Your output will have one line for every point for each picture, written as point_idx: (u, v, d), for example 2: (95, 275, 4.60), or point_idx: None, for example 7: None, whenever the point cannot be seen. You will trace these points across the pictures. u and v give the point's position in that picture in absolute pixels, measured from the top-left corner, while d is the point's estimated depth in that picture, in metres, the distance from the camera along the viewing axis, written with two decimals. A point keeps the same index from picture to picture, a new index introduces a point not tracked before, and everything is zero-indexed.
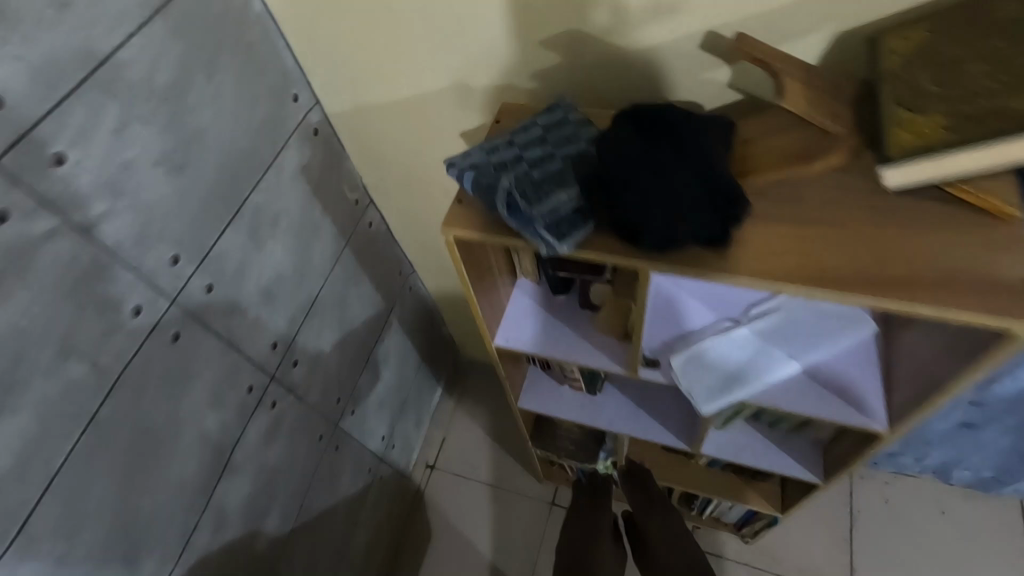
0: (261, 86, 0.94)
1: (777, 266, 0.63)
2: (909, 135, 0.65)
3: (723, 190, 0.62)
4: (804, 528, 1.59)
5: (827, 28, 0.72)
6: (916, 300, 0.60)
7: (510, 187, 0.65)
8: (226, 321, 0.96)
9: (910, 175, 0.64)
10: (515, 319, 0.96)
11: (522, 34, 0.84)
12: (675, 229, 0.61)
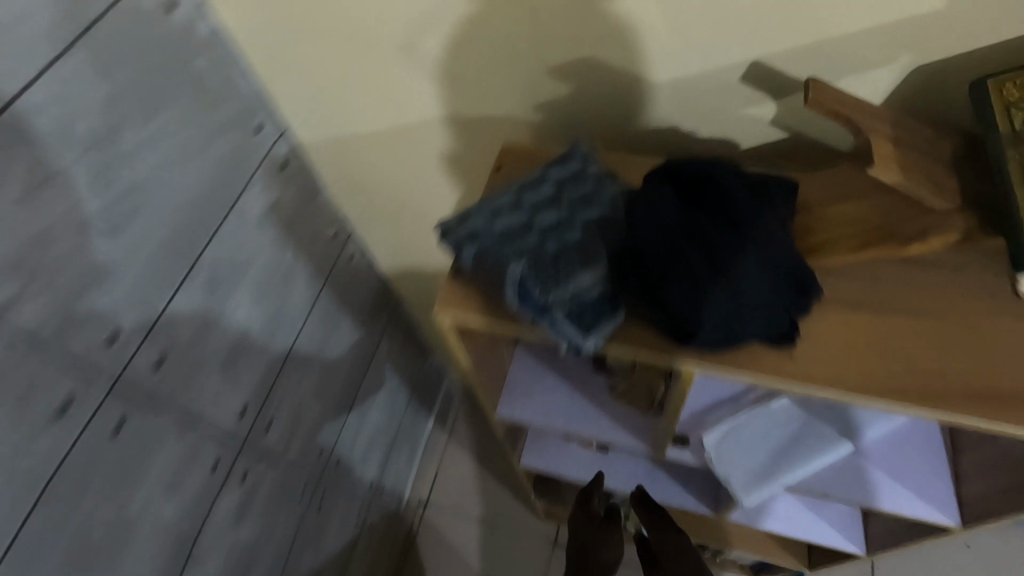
0: (216, 119, 0.80)
1: (845, 370, 0.58)
2: None
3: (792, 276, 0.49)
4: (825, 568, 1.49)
5: (892, 54, 0.63)
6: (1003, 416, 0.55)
7: (522, 271, 0.52)
8: (184, 393, 0.83)
9: None
10: (520, 380, 0.83)
11: (527, 58, 0.72)
12: (733, 329, 0.48)
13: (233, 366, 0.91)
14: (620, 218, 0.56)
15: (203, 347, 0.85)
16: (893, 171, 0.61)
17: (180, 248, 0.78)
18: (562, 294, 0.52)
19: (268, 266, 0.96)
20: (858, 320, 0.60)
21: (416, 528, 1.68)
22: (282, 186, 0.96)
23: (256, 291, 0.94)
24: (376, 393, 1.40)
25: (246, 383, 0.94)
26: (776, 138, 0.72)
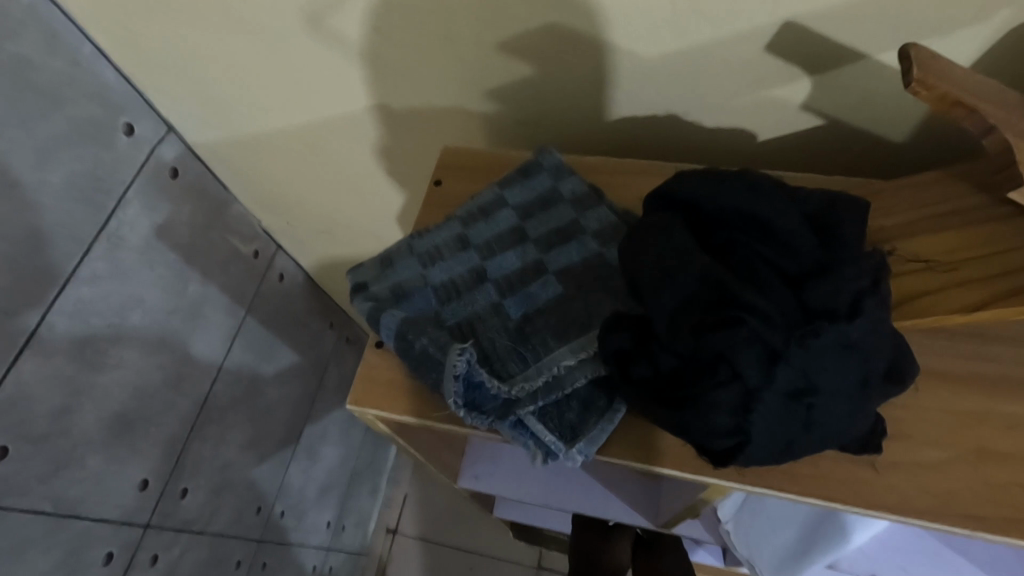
0: (55, 123, 0.61)
1: (926, 484, 0.41)
2: None
3: (876, 360, 0.34)
4: None
5: (986, 22, 0.43)
6: None
7: (470, 363, 0.37)
8: (49, 484, 0.64)
9: None
10: (490, 442, 0.70)
11: (467, 30, 0.54)
12: (790, 443, 0.33)
13: (124, 435, 0.72)
14: (607, 262, 0.42)
15: (72, 420, 0.66)
16: None
17: (16, 300, 0.59)
18: (526, 386, 0.37)
19: (159, 305, 0.76)
20: (923, 405, 0.44)
21: (386, 561, 1.50)
22: (173, 201, 0.76)
23: (148, 338, 0.74)
24: (326, 425, 1.22)
25: (145, 451, 0.76)
26: (801, 130, 0.54)
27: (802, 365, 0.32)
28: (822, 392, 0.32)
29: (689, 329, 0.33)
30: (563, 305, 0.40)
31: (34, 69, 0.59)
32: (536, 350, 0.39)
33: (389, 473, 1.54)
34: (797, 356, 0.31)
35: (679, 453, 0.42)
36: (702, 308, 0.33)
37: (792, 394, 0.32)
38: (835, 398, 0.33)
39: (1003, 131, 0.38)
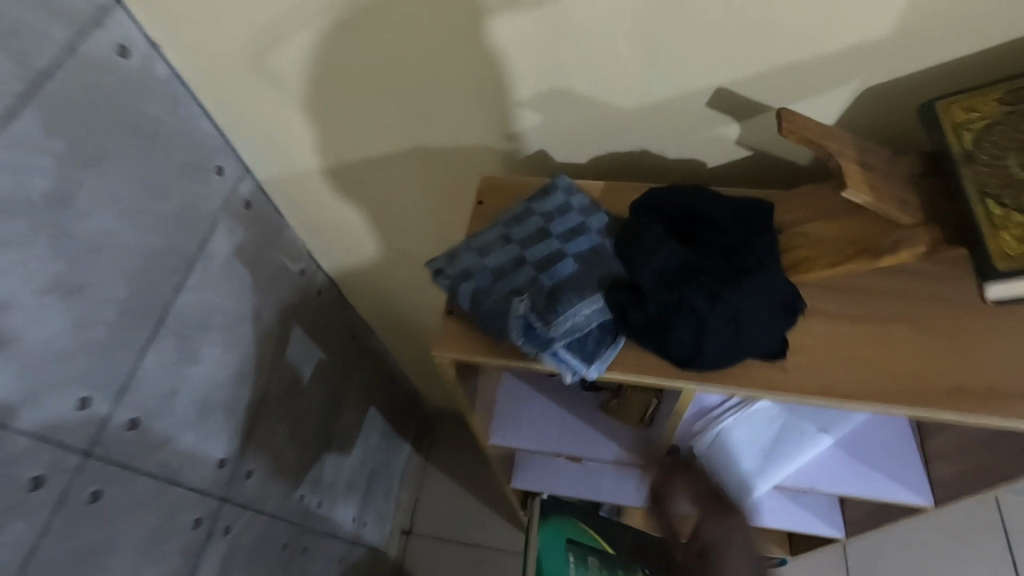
0: (173, 168, 0.76)
1: (827, 380, 0.57)
2: (1013, 235, 0.51)
3: (782, 299, 0.53)
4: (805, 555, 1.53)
5: (866, 89, 0.61)
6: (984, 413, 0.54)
7: (525, 312, 0.53)
8: (158, 455, 0.78)
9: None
10: (511, 408, 0.85)
11: (495, 94, 0.70)
12: (733, 353, 0.52)
13: (205, 420, 0.86)
14: (607, 249, 0.58)
15: (175, 404, 0.80)
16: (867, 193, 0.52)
17: (145, 306, 0.74)
18: (561, 325, 0.52)
19: (234, 312, 0.91)
20: (827, 328, 0.60)
21: (400, 560, 1.64)
22: (246, 225, 0.92)
23: (225, 339, 0.90)
24: (349, 427, 1.36)
25: (220, 435, 0.90)
26: (739, 160, 0.72)
27: (735, 301, 0.51)
28: (749, 317, 0.51)
29: (663, 284, 0.52)
30: (581, 276, 0.56)
31: (163, 127, 0.74)
32: (567, 302, 0.53)
33: (400, 477, 1.67)
34: (729, 295, 0.51)
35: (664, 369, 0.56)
36: (668, 270, 0.52)
37: (731, 319, 0.51)
38: (758, 320, 0.52)
39: (832, 156, 0.52)
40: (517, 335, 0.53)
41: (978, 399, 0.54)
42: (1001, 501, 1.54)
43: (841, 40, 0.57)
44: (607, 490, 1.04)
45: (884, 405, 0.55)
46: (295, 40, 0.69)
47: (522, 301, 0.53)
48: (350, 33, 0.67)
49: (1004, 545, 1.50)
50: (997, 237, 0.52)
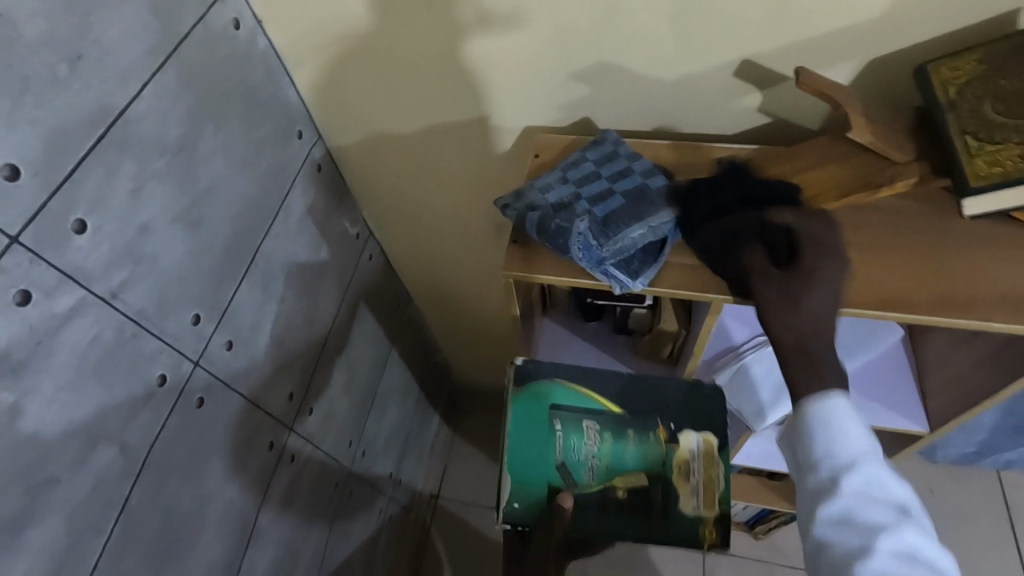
0: (266, 128, 0.88)
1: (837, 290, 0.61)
2: (986, 162, 0.57)
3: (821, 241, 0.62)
4: None
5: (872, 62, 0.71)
6: (980, 319, 0.58)
7: (583, 230, 0.63)
8: (244, 378, 0.89)
9: (989, 204, 0.59)
10: (551, 349, 0.96)
11: (549, 68, 0.82)
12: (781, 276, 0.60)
13: (279, 356, 0.98)
14: (650, 187, 0.68)
15: (257, 336, 0.91)
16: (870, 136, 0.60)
17: (240, 244, 0.85)
18: (613, 246, 0.63)
19: (304, 263, 1.03)
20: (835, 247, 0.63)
21: (430, 522, 1.73)
22: (316, 187, 1.04)
23: (296, 286, 1.01)
24: (392, 388, 1.46)
25: (290, 372, 1.01)
26: (758, 128, 0.82)
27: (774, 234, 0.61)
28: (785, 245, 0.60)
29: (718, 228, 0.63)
30: (628, 207, 0.66)
31: (260, 92, 0.86)
32: (617, 226, 0.64)
33: (431, 444, 1.77)
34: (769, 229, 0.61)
35: (698, 284, 0.64)
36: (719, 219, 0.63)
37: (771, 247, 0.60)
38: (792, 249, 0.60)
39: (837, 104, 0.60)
40: (575, 251, 0.63)
41: (967, 306, 0.59)
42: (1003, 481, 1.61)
43: (849, 19, 0.67)
44: None
45: (889, 312, 0.60)
46: (378, 16, 0.81)
47: (579, 221, 0.64)
48: (419, 11, 0.79)
49: (1006, 523, 1.56)
50: (972, 162, 0.58)
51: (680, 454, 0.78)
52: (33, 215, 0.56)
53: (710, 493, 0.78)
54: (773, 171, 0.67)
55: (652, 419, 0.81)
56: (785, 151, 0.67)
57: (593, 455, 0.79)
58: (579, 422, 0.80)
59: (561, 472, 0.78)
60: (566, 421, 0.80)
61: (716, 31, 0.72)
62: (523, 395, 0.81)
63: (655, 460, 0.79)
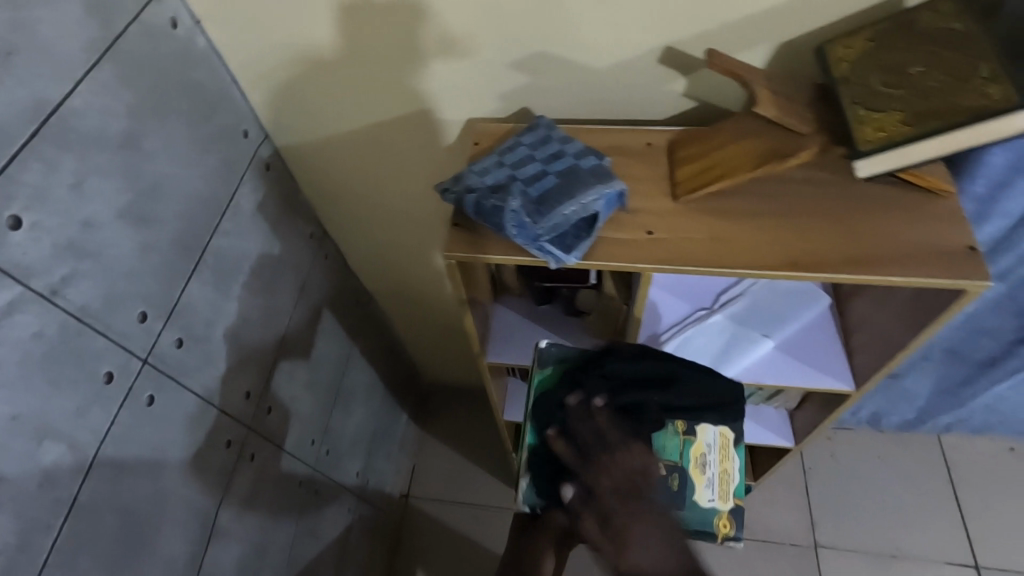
0: (211, 126, 0.88)
1: (756, 256, 0.65)
2: (872, 129, 0.60)
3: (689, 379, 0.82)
4: (777, 500, 1.66)
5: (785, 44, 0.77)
6: (885, 272, 0.63)
7: (516, 207, 0.66)
8: (199, 376, 0.89)
9: (878, 165, 0.61)
10: (506, 333, 0.98)
11: (486, 58, 0.85)
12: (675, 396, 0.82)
13: (235, 353, 0.97)
14: (581, 167, 0.71)
15: (211, 333, 0.91)
16: (774, 109, 0.64)
17: (189, 241, 0.85)
18: (546, 222, 0.66)
19: (258, 261, 1.03)
20: (753, 217, 0.68)
21: (403, 521, 1.72)
22: (266, 185, 1.04)
23: (249, 284, 1.01)
24: (358, 386, 1.46)
25: (246, 369, 1.01)
26: (688, 111, 0.87)
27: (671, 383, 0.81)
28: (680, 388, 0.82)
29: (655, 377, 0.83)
30: (560, 185, 0.69)
31: (202, 89, 0.86)
32: (550, 204, 0.67)
33: (400, 444, 1.76)
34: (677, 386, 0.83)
35: (630, 255, 0.68)
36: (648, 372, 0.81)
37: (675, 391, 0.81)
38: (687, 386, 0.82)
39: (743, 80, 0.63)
40: (510, 227, 0.67)
41: (870, 263, 0.63)
42: (944, 444, 1.70)
43: (759, 4, 0.72)
44: None
45: (805, 273, 0.64)
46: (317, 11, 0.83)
47: (512, 199, 0.67)
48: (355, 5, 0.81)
49: (949, 483, 1.65)
50: (860, 128, 0.61)
51: (699, 446, 0.83)
52: None
53: (722, 485, 0.84)
54: (695, 150, 0.72)
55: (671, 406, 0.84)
56: (705, 131, 0.72)
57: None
58: None
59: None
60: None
61: (640, 18, 0.77)
62: (549, 373, 0.87)
63: (675, 452, 0.83)
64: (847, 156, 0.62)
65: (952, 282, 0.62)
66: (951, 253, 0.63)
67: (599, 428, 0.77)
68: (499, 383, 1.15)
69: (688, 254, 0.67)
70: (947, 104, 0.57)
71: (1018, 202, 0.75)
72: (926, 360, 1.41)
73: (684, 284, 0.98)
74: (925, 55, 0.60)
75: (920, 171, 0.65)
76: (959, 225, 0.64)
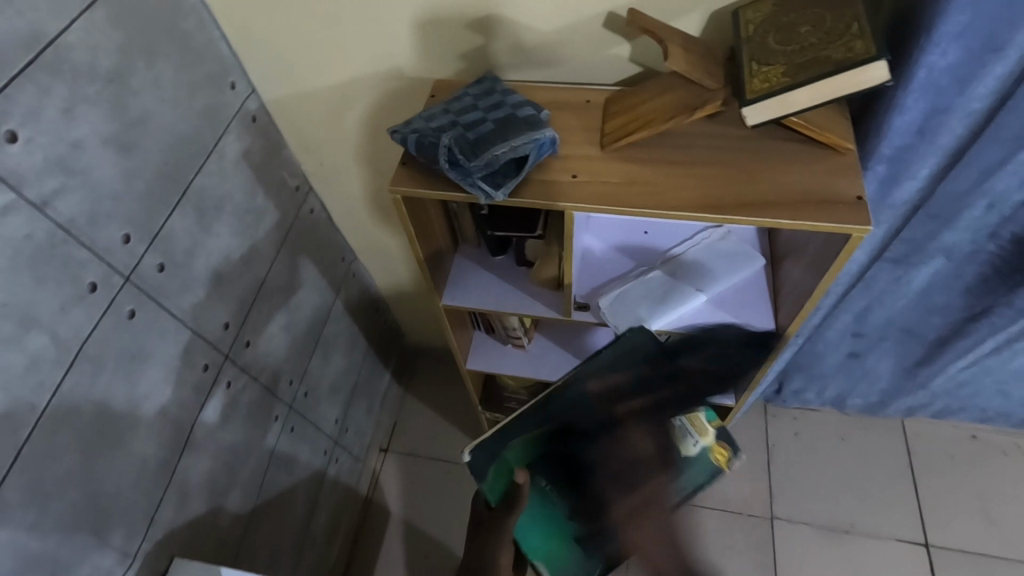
0: (199, 73, 0.97)
1: (667, 199, 0.73)
2: (760, 81, 0.66)
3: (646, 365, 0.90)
4: (736, 473, 1.72)
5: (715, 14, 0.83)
6: (778, 216, 0.69)
7: (451, 144, 0.74)
8: (179, 300, 0.98)
9: (767, 114, 0.67)
10: (461, 278, 1.07)
11: (450, 20, 0.93)
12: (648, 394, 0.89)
13: (216, 285, 1.07)
14: (518, 115, 0.78)
15: (193, 263, 1.01)
16: (684, 64, 0.71)
17: (173, 176, 0.94)
18: (478, 159, 0.73)
19: (241, 205, 1.11)
20: (667, 166, 0.75)
21: (379, 472, 1.81)
22: (253, 136, 1.13)
23: (232, 224, 1.10)
24: (338, 337, 1.55)
25: (226, 303, 1.10)
26: (634, 77, 0.94)
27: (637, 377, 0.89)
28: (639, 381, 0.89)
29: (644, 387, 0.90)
30: (496, 129, 0.76)
31: (191, 39, 0.95)
32: (483, 144, 0.75)
33: (381, 400, 1.85)
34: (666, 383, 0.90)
35: (554, 194, 0.75)
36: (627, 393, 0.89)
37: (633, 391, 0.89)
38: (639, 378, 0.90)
39: (654, 35, 0.70)
40: (446, 164, 0.75)
41: (765, 207, 0.70)
42: (907, 428, 1.75)
43: None
44: (546, 367, 1.26)
45: (707, 215, 0.71)
46: None
47: (449, 137, 0.75)
48: None
49: (908, 465, 1.70)
50: (752, 82, 0.66)
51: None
52: None
53: (694, 424, 1.03)
54: (624, 105, 0.79)
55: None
56: (631, 90, 0.79)
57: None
58: (553, 463, 0.90)
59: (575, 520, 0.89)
60: (548, 473, 0.90)
61: None
62: (488, 486, 0.88)
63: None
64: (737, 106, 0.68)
65: (838, 228, 0.68)
66: (841, 201, 0.69)
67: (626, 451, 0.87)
68: (462, 333, 1.24)
69: (605, 195, 0.74)
70: (824, 57, 0.64)
71: (926, 167, 0.84)
72: (882, 339, 1.45)
73: (630, 243, 1.05)
74: (815, 18, 0.67)
75: (817, 127, 0.72)
76: (851, 178, 0.71)
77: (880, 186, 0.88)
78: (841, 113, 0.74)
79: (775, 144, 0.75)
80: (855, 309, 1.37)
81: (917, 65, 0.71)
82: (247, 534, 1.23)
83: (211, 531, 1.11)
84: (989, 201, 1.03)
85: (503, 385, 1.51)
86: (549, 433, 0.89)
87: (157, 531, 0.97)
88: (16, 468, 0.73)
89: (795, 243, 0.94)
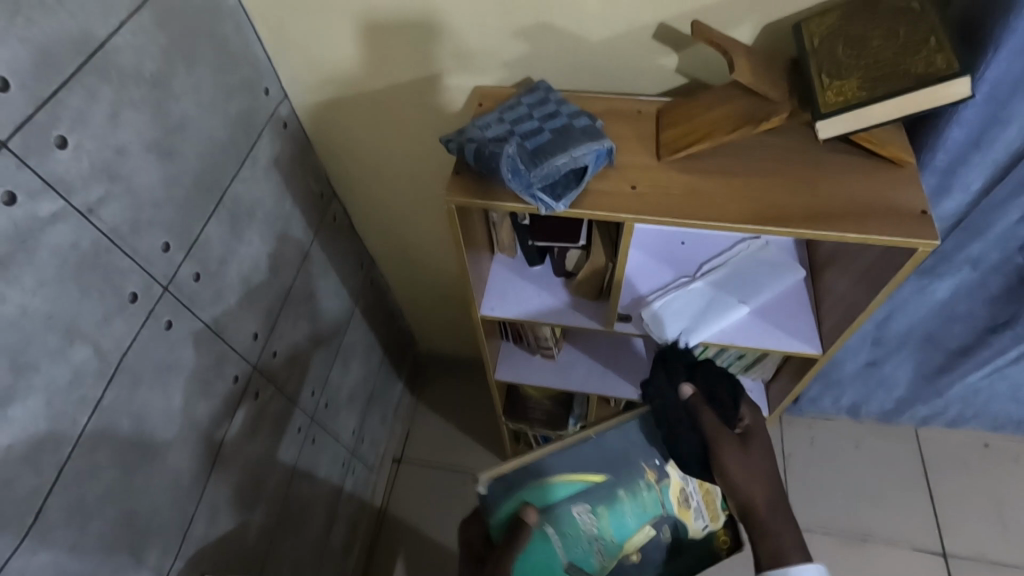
0: (236, 79, 0.95)
1: (728, 211, 0.72)
2: (834, 94, 0.70)
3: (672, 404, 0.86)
4: None
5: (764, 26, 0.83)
6: (843, 228, 0.69)
7: (513, 154, 0.73)
8: (213, 309, 0.96)
9: (839, 128, 0.70)
10: (498, 288, 1.06)
11: (495, 27, 0.92)
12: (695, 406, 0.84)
13: (247, 293, 1.04)
14: (575, 124, 0.77)
15: (227, 271, 0.98)
16: (748, 76, 0.72)
17: (210, 182, 0.92)
18: (540, 170, 0.72)
19: (271, 211, 1.09)
20: (726, 178, 0.75)
21: (392, 483, 1.77)
22: (284, 142, 1.11)
23: (263, 232, 1.07)
24: (356, 345, 1.52)
25: (256, 312, 1.07)
26: (677, 88, 0.94)
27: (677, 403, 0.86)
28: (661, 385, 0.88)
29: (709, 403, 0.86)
30: (554, 139, 0.75)
31: (229, 44, 0.93)
32: (544, 155, 0.74)
33: (395, 409, 1.82)
34: (671, 393, 0.86)
35: (615, 205, 0.74)
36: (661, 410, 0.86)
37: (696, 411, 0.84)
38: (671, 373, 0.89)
39: (718, 47, 0.71)
40: (507, 174, 0.73)
41: (830, 220, 0.70)
42: (920, 436, 1.76)
43: None
44: (575, 377, 1.25)
45: (772, 227, 0.71)
46: None
47: (510, 147, 0.74)
48: None
49: (922, 473, 1.71)
50: (825, 95, 0.70)
51: (678, 495, 0.91)
52: (21, 123, 0.64)
53: (709, 508, 0.92)
54: (679, 116, 0.79)
55: (636, 467, 0.90)
56: (687, 100, 0.80)
57: (596, 538, 0.88)
58: (570, 510, 0.87)
59: (570, 570, 0.86)
60: (561, 521, 0.86)
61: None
62: (503, 517, 0.85)
63: (656, 505, 0.90)
64: (811, 118, 0.71)
65: (904, 241, 0.68)
66: (904, 214, 0.69)
67: (692, 421, 0.84)
68: (492, 342, 1.22)
69: (666, 206, 0.73)
70: (897, 69, 0.67)
71: (974, 176, 0.88)
72: (902, 347, 1.47)
73: (668, 253, 1.05)
74: (882, 29, 0.71)
75: (878, 138, 0.73)
76: (911, 191, 0.71)
77: (930, 193, 0.93)
78: (898, 125, 0.75)
79: (832, 157, 0.75)
80: (877, 318, 1.38)
81: (977, 78, 0.74)
82: (270, 549, 1.19)
83: (237, 547, 1.07)
84: (1021, 213, 1.04)
85: (525, 394, 1.49)
86: (580, 481, 0.88)
87: (188, 548, 0.93)
88: (59, 484, 0.71)
89: (838, 254, 0.93)
